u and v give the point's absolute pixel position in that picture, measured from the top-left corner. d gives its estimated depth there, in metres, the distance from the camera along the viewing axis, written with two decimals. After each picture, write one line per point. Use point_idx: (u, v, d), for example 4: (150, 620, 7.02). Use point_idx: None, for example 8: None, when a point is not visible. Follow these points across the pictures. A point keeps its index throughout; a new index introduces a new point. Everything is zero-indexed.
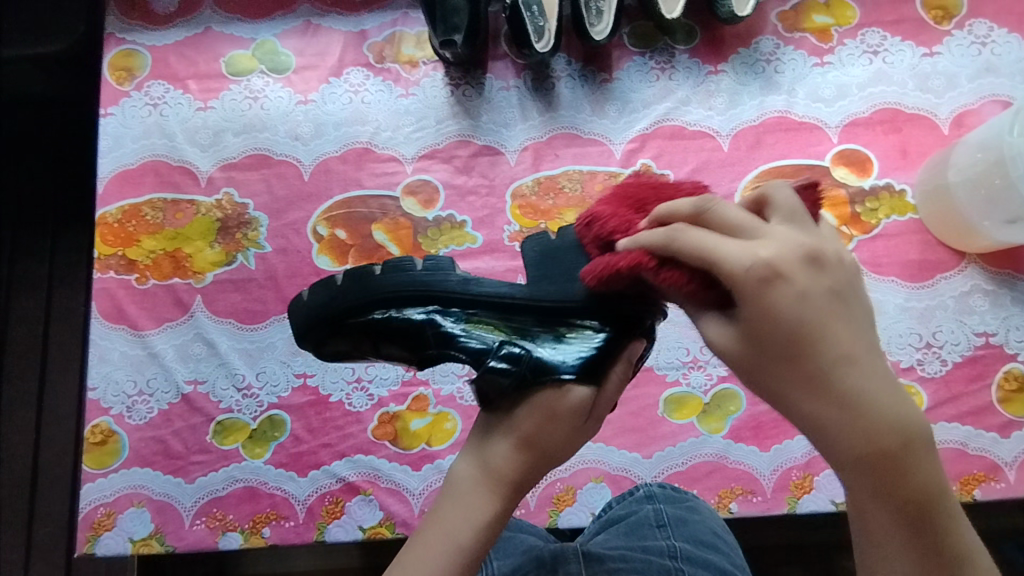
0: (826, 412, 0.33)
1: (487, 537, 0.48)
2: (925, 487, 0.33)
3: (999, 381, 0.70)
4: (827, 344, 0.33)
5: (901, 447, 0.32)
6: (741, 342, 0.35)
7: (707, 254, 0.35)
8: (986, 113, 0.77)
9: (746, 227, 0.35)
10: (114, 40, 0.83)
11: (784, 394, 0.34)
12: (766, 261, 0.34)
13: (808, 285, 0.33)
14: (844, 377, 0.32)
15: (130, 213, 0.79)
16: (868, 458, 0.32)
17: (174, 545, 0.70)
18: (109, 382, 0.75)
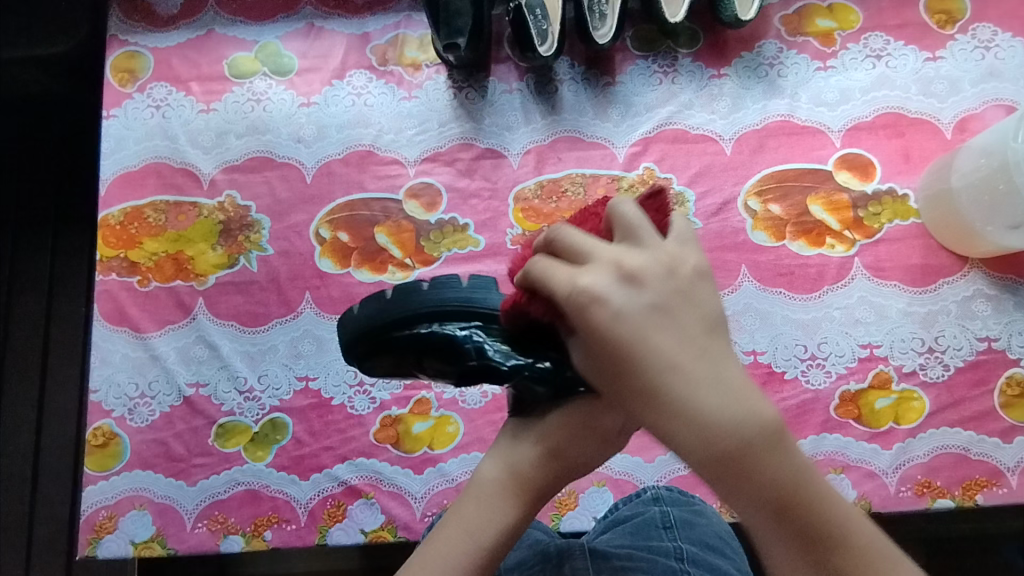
0: (662, 420, 0.36)
1: (511, 540, 0.48)
2: (773, 474, 0.35)
3: (1002, 386, 0.70)
4: (650, 355, 0.36)
5: (738, 440, 0.35)
6: (589, 363, 0.40)
7: (545, 286, 0.40)
8: (989, 117, 0.77)
9: (579, 252, 0.40)
10: (117, 41, 0.83)
11: (628, 407, 0.38)
12: (583, 287, 0.38)
13: (623, 304, 0.37)
14: (668, 386, 0.36)
15: (133, 215, 0.79)
16: (708, 457, 0.36)
17: (176, 548, 0.70)
18: (110, 385, 0.74)
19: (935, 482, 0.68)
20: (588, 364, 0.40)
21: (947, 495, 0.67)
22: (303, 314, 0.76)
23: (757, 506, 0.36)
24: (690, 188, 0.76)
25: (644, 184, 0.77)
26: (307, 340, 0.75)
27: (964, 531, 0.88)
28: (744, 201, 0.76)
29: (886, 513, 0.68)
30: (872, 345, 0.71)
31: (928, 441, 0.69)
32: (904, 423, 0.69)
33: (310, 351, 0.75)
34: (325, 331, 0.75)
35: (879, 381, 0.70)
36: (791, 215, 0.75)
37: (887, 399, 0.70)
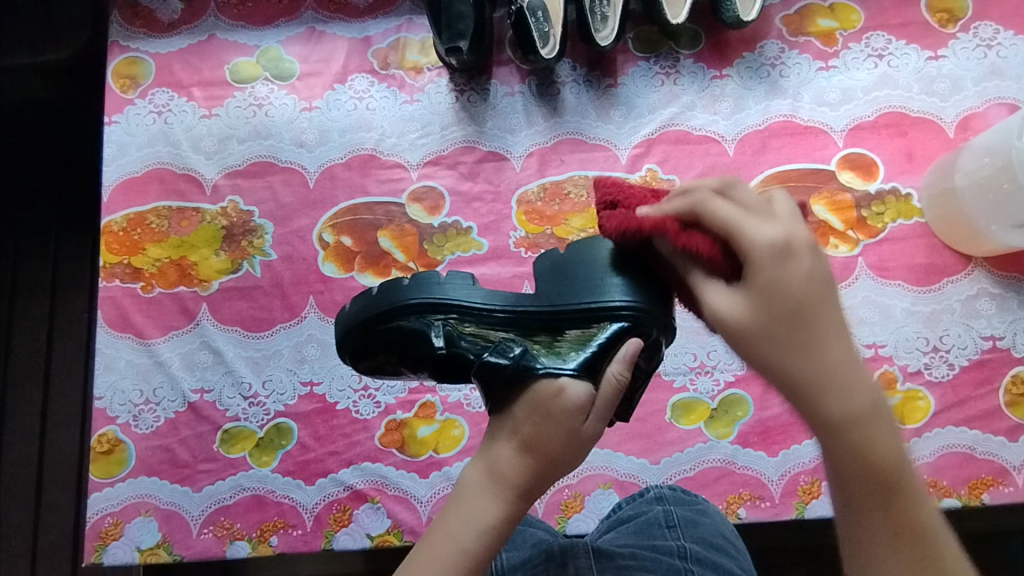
0: (808, 374, 0.41)
1: (492, 538, 0.48)
2: (891, 452, 0.41)
3: (1007, 385, 0.70)
4: (818, 318, 0.42)
5: (867, 411, 0.41)
6: (747, 305, 0.43)
7: (733, 225, 0.44)
8: (992, 116, 0.77)
9: (759, 207, 0.44)
10: (118, 48, 0.83)
11: (771, 356, 0.42)
12: (780, 237, 0.42)
13: (813, 265, 0.42)
14: (826, 348, 0.41)
15: (135, 221, 0.79)
16: (842, 419, 0.41)
17: (182, 554, 0.70)
18: (115, 391, 0.74)
19: (941, 481, 0.68)
20: (748, 306, 0.42)
21: (953, 494, 0.67)
22: (307, 319, 0.76)
23: (874, 482, 0.40)
24: None
25: (647, 186, 0.77)
26: (311, 345, 0.75)
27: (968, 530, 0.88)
28: None
29: None
30: (877, 345, 0.71)
31: (934, 440, 0.68)
32: (910, 423, 0.69)
33: (314, 355, 0.75)
34: (329, 335, 0.75)
35: (885, 380, 0.70)
36: None
37: (893, 398, 0.70)
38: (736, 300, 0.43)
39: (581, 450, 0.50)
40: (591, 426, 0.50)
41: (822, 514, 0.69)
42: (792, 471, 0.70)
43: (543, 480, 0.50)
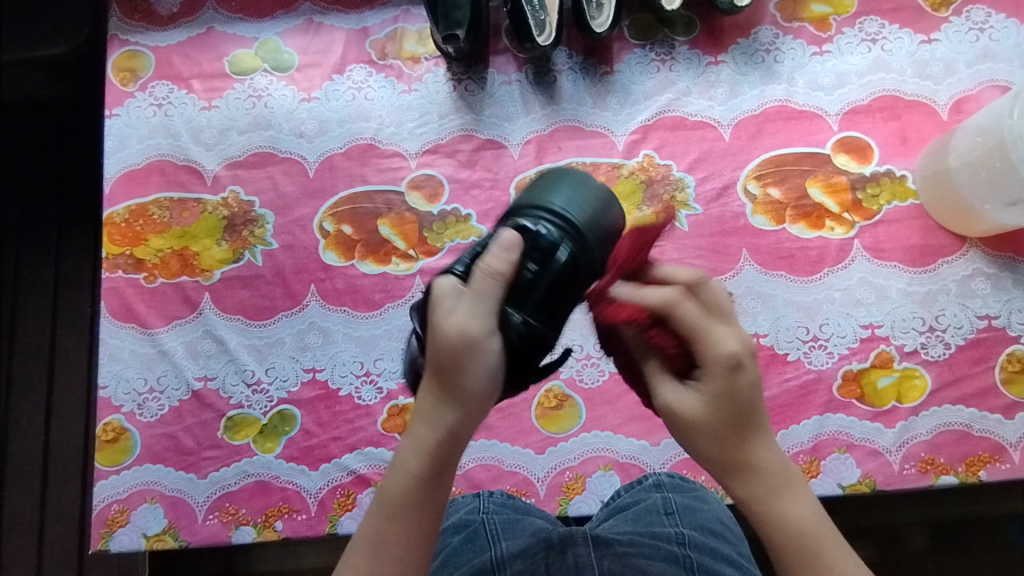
0: (733, 456, 0.45)
1: (402, 478, 0.44)
2: (808, 530, 0.44)
3: (1003, 362, 0.70)
4: (753, 416, 0.45)
5: (790, 494, 0.45)
6: (700, 406, 0.45)
7: (697, 335, 0.45)
8: (985, 98, 0.77)
9: (722, 312, 0.46)
10: (118, 41, 0.84)
11: (714, 446, 0.45)
12: (733, 352, 0.44)
13: (754, 372, 0.45)
14: (753, 446, 0.45)
15: (137, 212, 0.79)
16: (766, 495, 0.44)
17: (188, 540, 0.71)
18: (119, 380, 0.75)
19: (938, 459, 0.68)
20: (701, 410, 0.45)
21: (950, 471, 0.68)
22: (308, 307, 0.76)
23: (794, 554, 0.43)
24: (689, 174, 0.77)
25: (644, 171, 0.77)
26: (313, 332, 0.76)
27: (966, 514, 0.88)
28: (743, 186, 0.76)
29: (891, 490, 0.68)
30: (874, 325, 0.72)
31: (931, 419, 0.69)
32: (907, 402, 0.70)
33: (316, 342, 0.75)
34: (331, 322, 0.76)
35: (881, 360, 0.71)
36: (790, 199, 0.76)
37: (890, 377, 0.71)
38: (687, 400, 0.45)
39: (469, 349, 0.44)
40: (464, 312, 0.44)
41: (825, 491, 0.68)
42: None
43: (447, 398, 0.44)
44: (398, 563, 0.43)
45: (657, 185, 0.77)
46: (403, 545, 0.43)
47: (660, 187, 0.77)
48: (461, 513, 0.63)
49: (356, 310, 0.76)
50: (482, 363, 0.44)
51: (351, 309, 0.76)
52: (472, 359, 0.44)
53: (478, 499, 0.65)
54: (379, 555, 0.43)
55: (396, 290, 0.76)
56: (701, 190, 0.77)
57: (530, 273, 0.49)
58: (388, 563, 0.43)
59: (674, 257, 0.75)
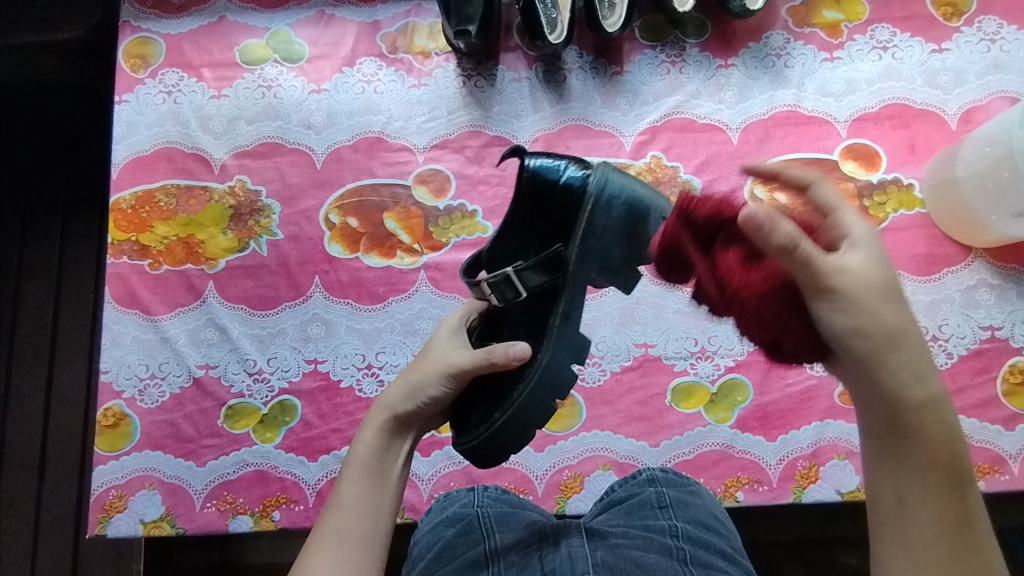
0: (904, 329, 0.39)
1: (368, 445, 0.51)
2: (953, 438, 0.38)
3: (1005, 374, 0.70)
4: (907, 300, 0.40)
5: (943, 400, 0.38)
6: (868, 276, 0.39)
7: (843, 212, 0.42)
8: (995, 109, 0.77)
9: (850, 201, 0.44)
10: (129, 28, 0.84)
11: (877, 318, 0.38)
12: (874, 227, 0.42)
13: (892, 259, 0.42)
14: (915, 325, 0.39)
15: (144, 199, 0.79)
16: (924, 398, 0.38)
17: (185, 527, 0.71)
18: (121, 365, 0.75)
19: None
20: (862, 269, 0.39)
21: None
22: (312, 298, 0.76)
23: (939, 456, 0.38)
24: (697, 176, 0.77)
25: (651, 173, 0.77)
26: (316, 323, 0.76)
27: None
28: (750, 190, 0.75)
29: None
30: None
31: None
32: None
33: (318, 334, 0.75)
34: (334, 314, 0.76)
35: None
36: None
37: None
38: (854, 271, 0.39)
39: (435, 366, 0.54)
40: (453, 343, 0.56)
41: (820, 498, 0.69)
42: (791, 456, 0.70)
43: (403, 395, 0.53)
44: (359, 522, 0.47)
45: (664, 187, 0.77)
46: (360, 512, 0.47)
47: (666, 188, 0.77)
48: (456, 506, 0.63)
49: (359, 303, 0.76)
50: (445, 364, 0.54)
51: (355, 302, 0.76)
52: (431, 371, 0.54)
53: (473, 493, 0.64)
54: (342, 510, 0.47)
55: (400, 284, 0.76)
56: None
57: (540, 162, 0.55)
58: (350, 514, 0.47)
59: None
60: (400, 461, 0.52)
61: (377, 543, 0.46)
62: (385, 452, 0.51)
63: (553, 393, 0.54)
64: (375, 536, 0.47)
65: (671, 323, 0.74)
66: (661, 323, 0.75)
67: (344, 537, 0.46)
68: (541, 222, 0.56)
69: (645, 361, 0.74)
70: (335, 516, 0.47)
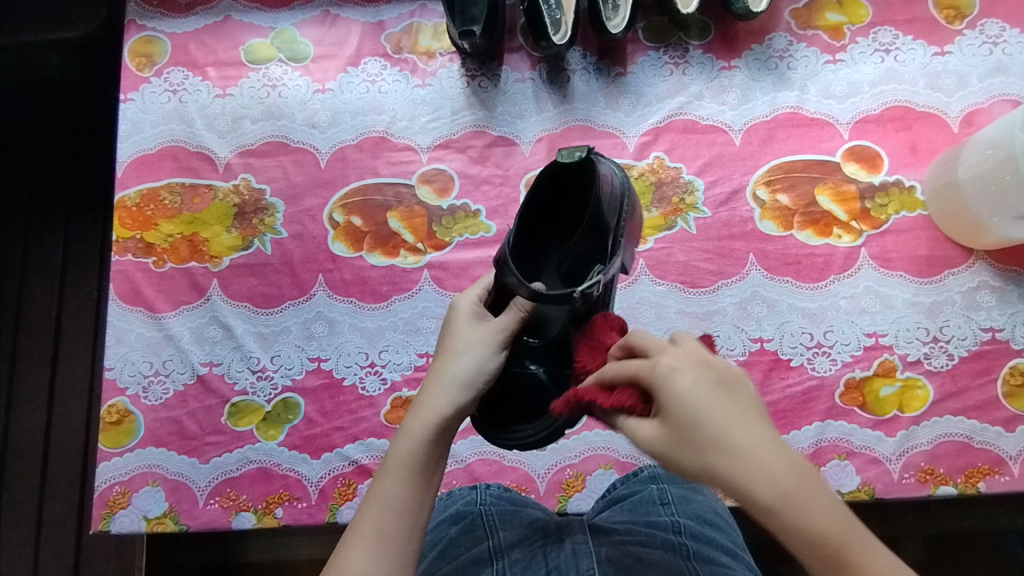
0: (706, 460, 0.39)
1: (417, 436, 0.50)
2: (829, 524, 0.36)
3: (1005, 375, 0.70)
4: (709, 418, 0.39)
5: (795, 492, 0.36)
6: (659, 432, 0.41)
7: (629, 368, 0.44)
8: (996, 111, 0.78)
9: (656, 347, 0.44)
10: (135, 27, 0.84)
11: (688, 470, 0.40)
12: (661, 361, 0.42)
13: (697, 373, 0.41)
14: (731, 437, 0.38)
15: (149, 197, 0.80)
16: (767, 507, 0.37)
17: (188, 524, 0.71)
18: (126, 362, 0.76)
19: (938, 469, 0.69)
20: (657, 430, 0.41)
21: (949, 482, 0.68)
22: (316, 296, 0.77)
23: (825, 557, 0.35)
24: (699, 177, 0.77)
25: (654, 173, 0.78)
26: (319, 322, 0.76)
27: (964, 525, 0.88)
28: (752, 191, 0.77)
29: (890, 499, 0.69)
30: (878, 333, 0.72)
31: (931, 428, 0.69)
32: (908, 411, 0.70)
33: (322, 332, 0.76)
34: (337, 313, 0.76)
35: (884, 368, 0.71)
36: (798, 205, 0.76)
37: (892, 386, 0.71)
38: (650, 432, 0.42)
39: (489, 344, 0.55)
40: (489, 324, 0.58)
41: None
42: None
43: (448, 387, 0.53)
44: (400, 519, 0.47)
45: (667, 187, 0.77)
46: (403, 510, 0.47)
47: (669, 189, 0.77)
48: (459, 504, 0.62)
49: (363, 301, 0.76)
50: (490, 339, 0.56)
51: (358, 300, 0.76)
52: (483, 356, 0.55)
53: (475, 492, 0.64)
54: (385, 505, 0.47)
55: (403, 283, 0.76)
56: (710, 195, 0.77)
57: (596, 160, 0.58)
58: (391, 512, 0.47)
59: (682, 258, 0.75)
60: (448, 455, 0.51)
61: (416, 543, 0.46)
62: (435, 446, 0.50)
63: None
64: (418, 535, 0.47)
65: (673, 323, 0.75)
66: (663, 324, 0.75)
67: (384, 536, 0.46)
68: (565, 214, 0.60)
69: None
70: (376, 513, 0.47)
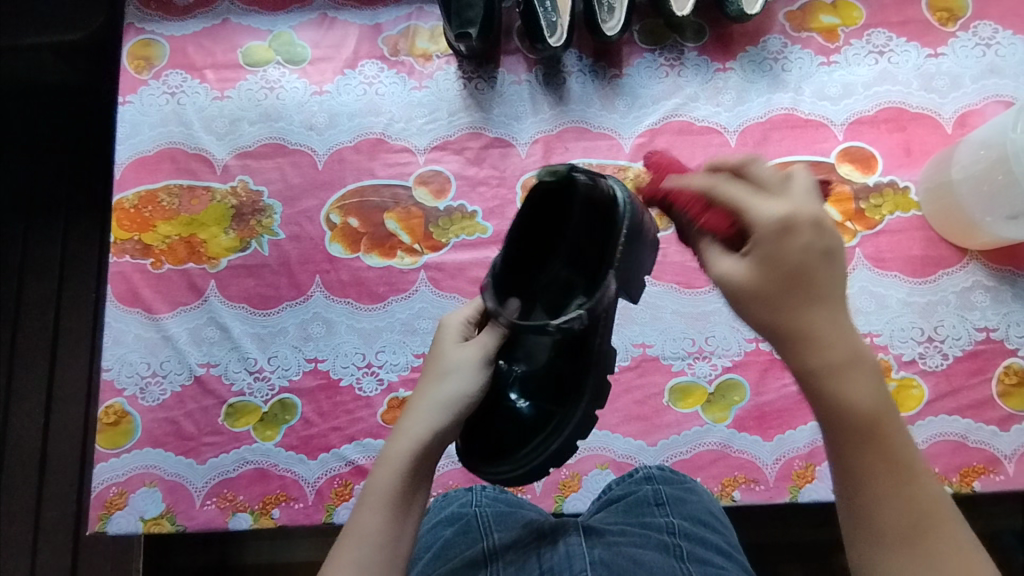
0: (795, 315, 0.40)
1: (392, 468, 0.50)
2: (865, 404, 0.40)
3: (1000, 375, 0.71)
4: (809, 279, 0.40)
5: (844, 371, 0.40)
6: (755, 278, 0.41)
7: (742, 207, 0.42)
8: (990, 112, 0.78)
9: (772, 187, 0.43)
10: (134, 29, 0.85)
11: (762, 316, 0.41)
12: (785, 215, 0.41)
13: (811, 239, 0.41)
14: (812, 310, 0.40)
15: (147, 198, 0.80)
16: (816, 372, 0.40)
17: (185, 524, 0.71)
18: (123, 364, 0.76)
19: (933, 469, 0.69)
20: (752, 274, 0.41)
21: (945, 481, 0.68)
22: (313, 298, 0.77)
23: (851, 430, 0.40)
24: None
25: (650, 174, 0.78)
26: (316, 322, 0.76)
27: None
28: None
29: None
30: (873, 334, 0.73)
31: (926, 428, 0.70)
32: (903, 410, 0.70)
33: (319, 333, 0.76)
34: (334, 313, 0.76)
35: None
36: None
37: (887, 386, 0.71)
38: (738, 270, 0.42)
39: (468, 368, 0.55)
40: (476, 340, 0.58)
41: (816, 498, 0.70)
42: (787, 456, 0.71)
43: (430, 414, 0.53)
44: (379, 552, 0.47)
45: None
46: (381, 540, 0.48)
47: None
48: (454, 505, 0.62)
49: (359, 302, 0.76)
50: (470, 362, 0.55)
51: (355, 301, 0.76)
52: (463, 381, 0.54)
53: (471, 493, 0.64)
54: (364, 539, 0.48)
55: (400, 283, 0.77)
56: None
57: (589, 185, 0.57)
58: (369, 544, 0.47)
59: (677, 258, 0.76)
60: (428, 484, 0.52)
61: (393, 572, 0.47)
62: (414, 476, 0.50)
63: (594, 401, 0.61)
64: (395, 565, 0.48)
65: (669, 324, 0.75)
66: (658, 324, 0.75)
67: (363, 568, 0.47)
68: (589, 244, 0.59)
69: (643, 361, 0.74)
70: (354, 547, 0.47)
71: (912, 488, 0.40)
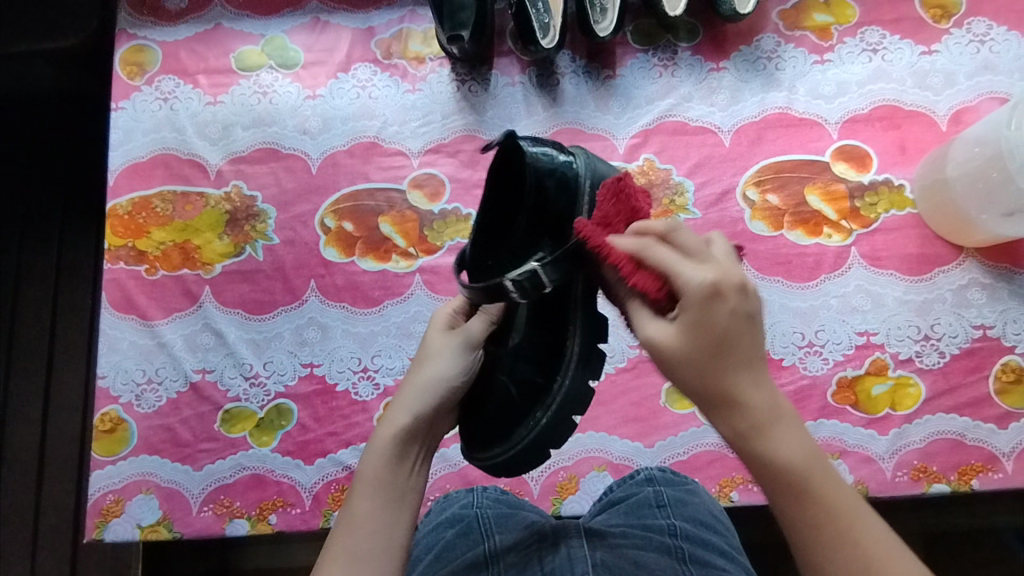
0: (722, 381, 0.40)
1: (380, 453, 0.50)
2: (798, 459, 0.40)
3: (998, 372, 0.70)
4: (736, 346, 0.40)
5: (772, 429, 0.40)
6: (682, 343, 0.41)
7: (670, 272, 0.41)
8: (984, 109, 0.78)
9: (696, 253, 0.42)
10: (126, 35, 0.85)
11: (690, 380, 0.41)
12: (710, 281, 0.40)
13: (736, 305, 0.40)
14: (737, 375, 0.40)
15: (141, 205, 0.80)
16: (743, 433, 0.40)
17: (182, 531, 0.71)
18: (118, 371, 0.76)
19: (931, 467, 0.69)
20: (680, 340, 0.41)
21: (943, 480, 0.68)
22: (308, 302, 0.77)
23: (786, 488, 0.40)
24: (689, 178, 0.78)
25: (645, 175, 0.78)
26: (312, 327, 0.76)
27: (960, 524, 0.88)
28: (742, 192, 0.77)
29: (884, 497, 0.69)
30: (869, 332, 0.72)
31: (924, 426, 0.70)
32: (901, 409, 0.70)
33: (314, 338, 0.76)
34: (330, 318, 0.76)
35: (876, 367, 0.71)
36: (788, 205, 0.76)
37: (884, 384, 0.71)
38: (667, 336, 0.41)
39: (452, 351, 0.55)
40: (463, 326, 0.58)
41: None
42: None
43: (416, 396, 0.53)
44: (372, 542, 0.47)
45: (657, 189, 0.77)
46: (374, 528, 0.47)
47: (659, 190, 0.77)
48: (455, 507, 0.62)
49: (355, 306, 0.76)
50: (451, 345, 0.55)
51: (350, 305, 0.76)
52: (447, 363, 0.54)
53: (472, 494, 0.64)
54: (355, 528, 0.47)
55: (395, 287, 0.77)
56: (700, 196, 0.77)
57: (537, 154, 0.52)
58: (362, 532, 0.47)
59: None
60: (418, 469, 0.51)
61: (388, 559, 0.46)
62: (401, 462, 0.50)
63: (589, 372, 0.56)
64: (390, 551, 0.47)
65: None
66: None
67: (357, 557, 0.46)
68: (549, 209, 0.53)
69: (640, 363, 0.74)
70: (347, 536, 0.47)
71: (858, 540, 0.39)
